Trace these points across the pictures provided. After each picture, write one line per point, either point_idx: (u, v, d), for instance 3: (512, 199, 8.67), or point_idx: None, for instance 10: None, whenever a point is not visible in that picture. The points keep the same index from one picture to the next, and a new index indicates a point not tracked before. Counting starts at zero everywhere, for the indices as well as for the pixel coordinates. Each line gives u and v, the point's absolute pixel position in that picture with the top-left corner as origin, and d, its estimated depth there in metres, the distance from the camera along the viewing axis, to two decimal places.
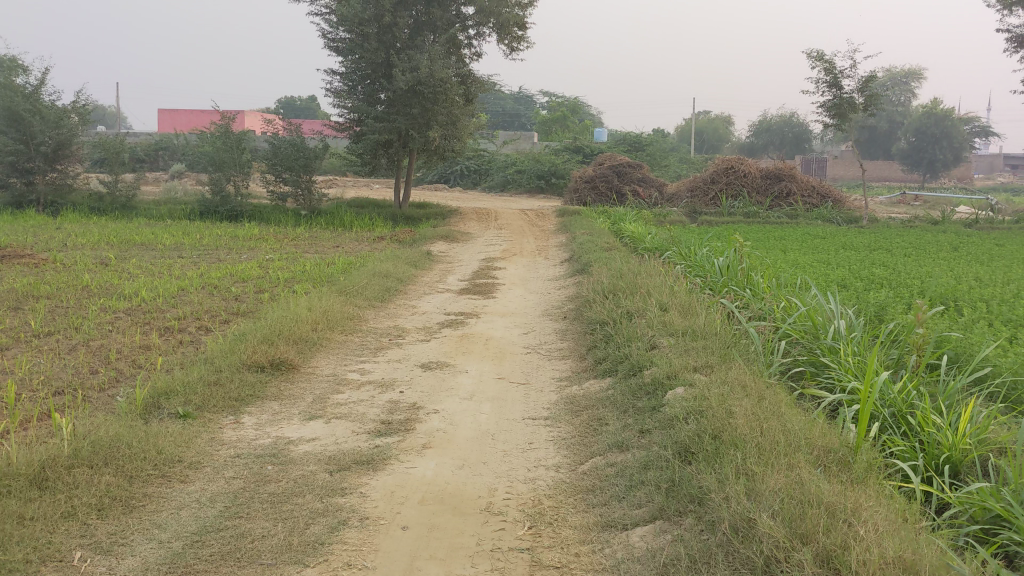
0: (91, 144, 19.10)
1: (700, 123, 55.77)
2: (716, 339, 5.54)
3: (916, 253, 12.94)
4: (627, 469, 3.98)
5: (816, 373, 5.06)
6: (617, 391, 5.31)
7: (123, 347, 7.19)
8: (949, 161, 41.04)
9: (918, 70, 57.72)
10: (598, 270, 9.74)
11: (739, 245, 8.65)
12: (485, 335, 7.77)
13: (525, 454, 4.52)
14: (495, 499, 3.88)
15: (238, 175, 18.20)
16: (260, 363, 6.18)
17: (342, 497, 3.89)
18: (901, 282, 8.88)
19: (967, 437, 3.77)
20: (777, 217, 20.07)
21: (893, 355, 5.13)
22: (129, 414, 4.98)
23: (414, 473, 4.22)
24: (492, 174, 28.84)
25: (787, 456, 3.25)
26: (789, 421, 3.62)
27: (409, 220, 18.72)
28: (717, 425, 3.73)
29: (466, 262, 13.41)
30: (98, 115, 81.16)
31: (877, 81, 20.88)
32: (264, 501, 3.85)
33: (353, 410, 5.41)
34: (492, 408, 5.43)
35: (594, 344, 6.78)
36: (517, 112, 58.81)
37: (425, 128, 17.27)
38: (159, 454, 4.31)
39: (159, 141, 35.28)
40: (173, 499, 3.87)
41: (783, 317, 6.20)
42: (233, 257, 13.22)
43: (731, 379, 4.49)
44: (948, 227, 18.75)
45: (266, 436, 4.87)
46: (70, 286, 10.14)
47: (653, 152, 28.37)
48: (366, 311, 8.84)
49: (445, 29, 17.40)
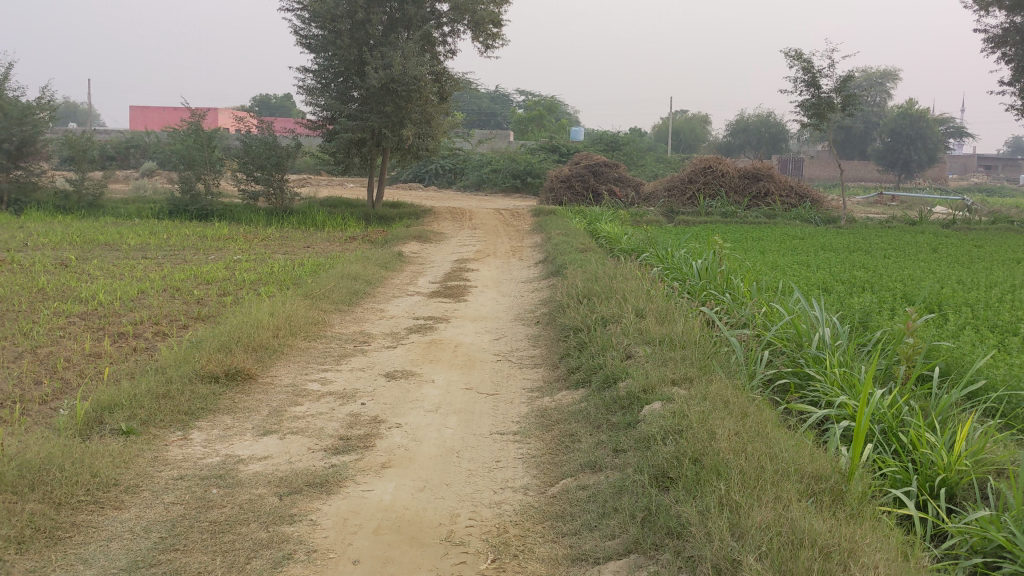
0: (57, 142, 18.66)
1: (678, 123, 55.63)
2: (696, 349, 5.26)
3: (896, 254, 12.73)
4: (600, 494, 3.68)
5: (801, 386, 4.81)
6: (591, 405, 5.00)
7: (73, 354, 6.82)
8: (925, 161, 41.08)
9: (894, 70, 57.66)
10: (574, 273, 9.47)
11: (718, 247, 8.39)
12: (454, 341, 7.46)
13: (491, 474, 4.21)
14: (457, 527, 3.57)
15: (208, 173, 17.77)
16: (214, 373, 5.82)
17: (290, 526, 3.57)
18: (884, 286, 8.65)
19: (964, 457, 3.50)
20: (755, 217, 19.88)
21: (881, 365, 4.88)
22: (66, 430, 4.62)
23: (370, 497, 3.90)
24: (467, 174, 28.52)
25: (775, 486, 2.96)
26: (776, 445, 3.35)
27: (382, 220, 18.34)
28: (697, 447, 3.44)
29: (439, 263, 13.11)
30: (67, 112, 80.79)
31: (855, 81, 20.75)
32: (205, 531, 3.53)
33: (310, 424, 5.08)
34: (458, 422, 5.11)
35: (566, 352, 6.49)
36: (492, 112, 58.45)
37: (398, 127, 16.87)
38: (94, 477, 3.97)
39: (130, 138, 34.73)
40: (105, 529, 3.54)
41: (766, 323, 5.95)
42: (199, 258, 12.89)
43: (712, 394, 4.19)
44: (925, 227, 18.65)
45: (214, 455, 4.53)
46: (26, 289, 9.74)
47: (630, 152, 28.16)
48: (332, 315, 8.50)
49: (419, 26, 16.97)
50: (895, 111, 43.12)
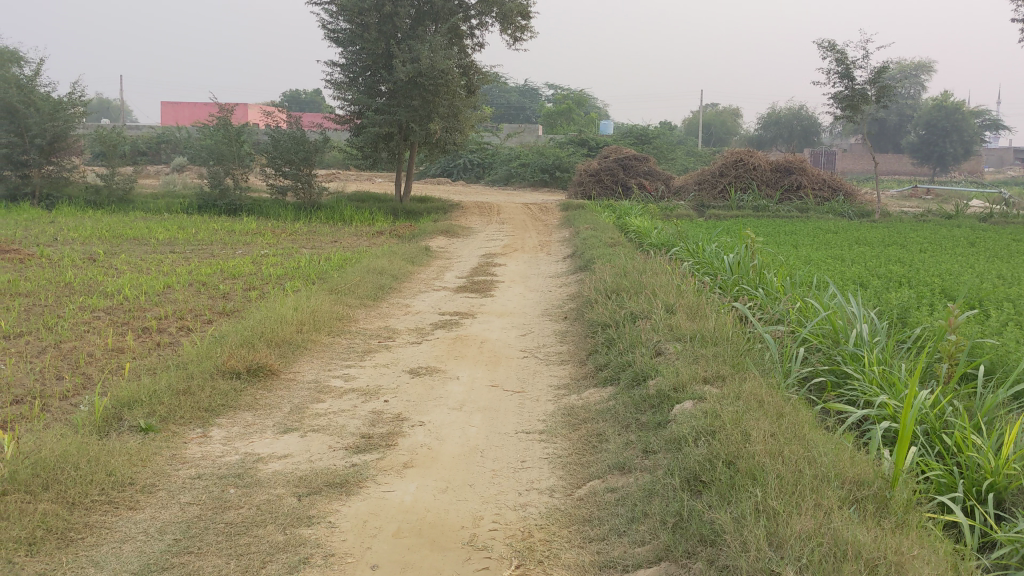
0: (88, 138, 18.71)
1: (708, 116, 55.20)
2: (729, 345, 5.10)
3: (933, 248, 12.47)
4: (629, 497, 3.54)
5: (838, 384, 4.63)
6: (619, 403, 4.86)
7: (96, 349, 6.75)
8: (960, 155, 40.48)
9: (928, 63, 56.79)
10: (602, 267, 9.31)
11: (751, 242, 8.20)
12: (480, 337, 7.33)
13: (516, 475, 4.08)
14: (481, 530, 3.44)
15: (237, 168, 17.73)
16: (235, 369, 5.72)
17: (308, 528, 3.45)
18: (923, 281, 8.43)
19: (1013, 462, 3.32)
20: (788, 211, 19.59)
21: (922, 363, 4.69)
22: (84, 427, 4.54)
23: (391, 498, 3.78)
24: (495, 168, 28.36)
25: (815, 493, 2.79)
26: (815, 448, 3.18)
27: (410, 214, 18.22)
28: (731, 449, 3.28)
29: (466, 258, 12.98)
30: (100, 108, 81.79)
31: (890, 73, 20.39)
32: (220, 533, 3.42)
33: (331, 422, 4.97)
34: (483, 420, 4.98)
35: (594, 349, 6.34)
36: (521, 105, 58.25)
37: (426, 120, 16.77)
38: (109, 476, 3.88)
39: (161, 133, 34.84)
40: (118, 530, 3.44)
41: (801, 318, 5.78)
42: (226, 252, 12.85)
43: (746, 394, 4.03)
44: (962, 221, 18.25)
45: (233, 453, 4.43)
46: (52, 283, 9.70)
47: (660, 145, 27.88)
48: (357, 310, 8.40)
49: (446, 19, 16.83)
50: (929, 104, 42.43)
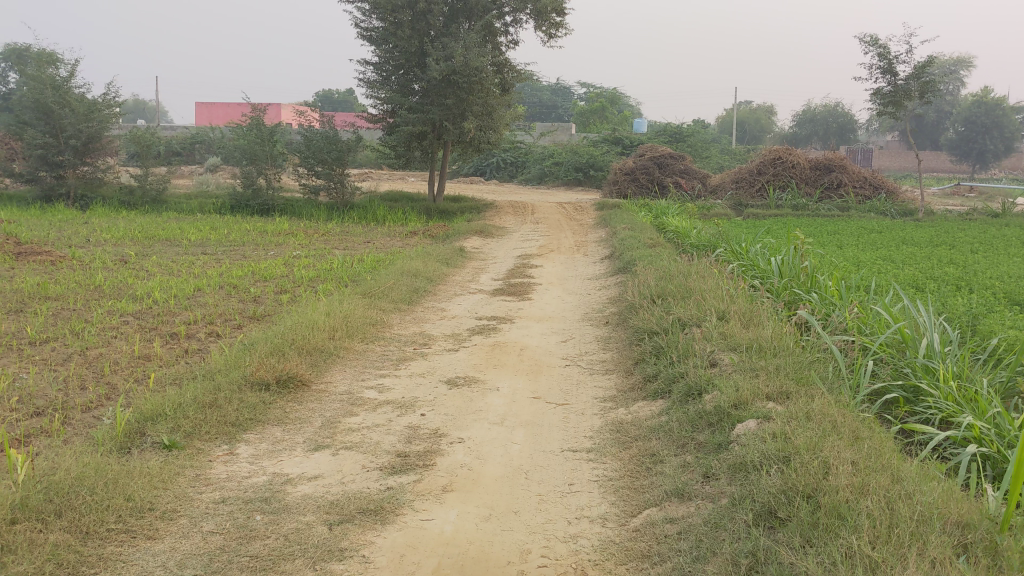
0: (122, 138, 18.59)
1: (743, 114, 54.56)
2: (790, 356, 4.74)
3: (984, 248, 11.98)
4: (693, 530, 3.21)
5: (910, 401, 4.27)
6: (673, 420, 4.51)
7: (121, 357, 6.50)
8: (1001, 152, 39.62)
9: (967, 58, 55.72)
10: (643, 270, 8.95)
11: (800, 243, 7.79)
12: (519, 343, 7.01)
13: (565, 500, 3.76)
14: (529, 566, 3.12)
15: (270, 167, 17.53)
16: (264, 380, 5.43)
17: (340, 564, 3.16)
18: (981, 284, 8.02)
19: None
20: (828, 210, 19.13)
21: (1001, 380, 4.32)
22: (104, 445, 4.27)
23: (430, 528, 3.47)
24: (529, 168, 28.05)
25: (917, 542, 2.46)
26: (905, 481, 2.84)
27: (443, 214, 17.95)
28: (811, 482, 2.95)
29: (502, 259, 12.68)
30: (136, 110, 83.04)
31: (933, 68, 19.79)
32: (245, 568, 3.13)
33: (365, 439, 4.67)
34: (526, 437, 4.66)
35: (641, 358, 5.99)
36: (554, 104, 57.88)
37: (460, 119, 16.51)
38: (128, 502, 3.60)
39: (195, 133, 34.83)
40: (136, 564, 3.17)
41: (864, 327, 5.39)
42: (258, 253, 12.63)
43: (816, 413, 3.68)
44: (1010, 219, 17.71)
45: (261, 473, 4.15)
46: (82, 286, 9.50)
47: (695, 143, 27.37)
48: (391, 315, 8.11)
49: (480, 16, 16.45)
50: (968, 99, 41.54)
